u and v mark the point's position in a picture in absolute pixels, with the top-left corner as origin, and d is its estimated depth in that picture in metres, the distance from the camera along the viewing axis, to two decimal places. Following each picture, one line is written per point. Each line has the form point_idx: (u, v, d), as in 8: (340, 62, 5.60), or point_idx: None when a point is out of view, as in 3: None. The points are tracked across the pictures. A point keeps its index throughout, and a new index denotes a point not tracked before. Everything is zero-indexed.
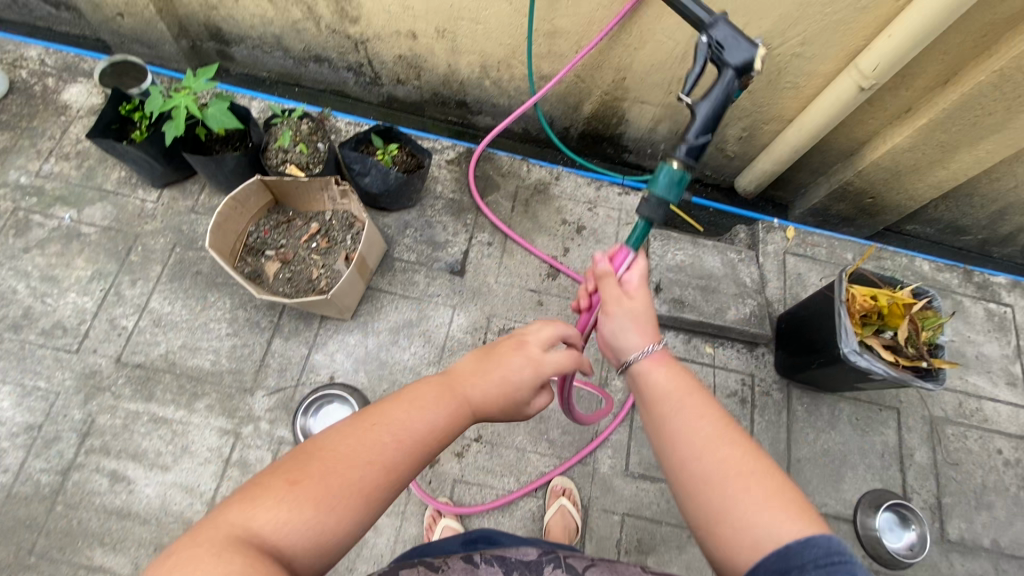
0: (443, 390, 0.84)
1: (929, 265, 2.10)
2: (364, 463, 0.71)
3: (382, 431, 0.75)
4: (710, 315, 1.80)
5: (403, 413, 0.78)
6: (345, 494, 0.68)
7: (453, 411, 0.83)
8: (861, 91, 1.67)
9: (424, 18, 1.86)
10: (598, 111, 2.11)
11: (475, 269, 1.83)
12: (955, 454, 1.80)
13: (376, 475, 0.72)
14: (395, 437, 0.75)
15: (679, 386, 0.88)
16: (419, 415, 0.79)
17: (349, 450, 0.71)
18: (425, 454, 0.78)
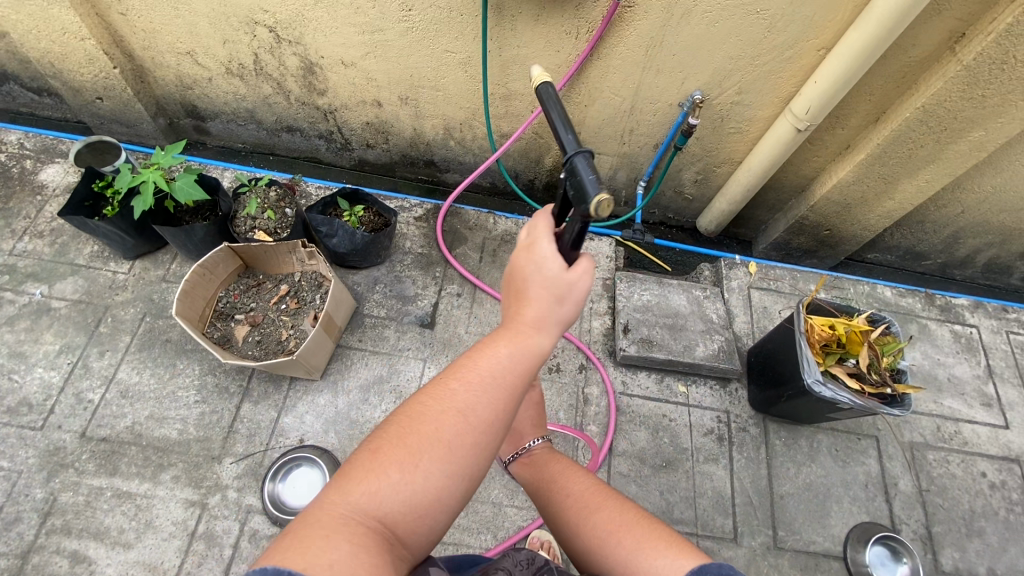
0: (517, 326, 0.81)
1: (892, 291, 2.15)
2: (445, 421, 0.73)
3: (458, 390, 0.75)
4: (679, 353, 1.82)
5: (474, 368, 0.77)
6: (429, 456, 0.71)
7: (528, 348, 0.79)
8: (799, 132, 1.77)
9: (387, 88, 1.98)
10: (559, 163, 2.21)
11: (445, 321, 1.85)
12: (939, 480, 1.78)
13: (458, 431, 0.73)
14: (470, 394, 0.75)
15: (571, 491, 1.14)
16: (491, 365, 0.77)
17: (428, 415, 0.73)
18: (510, 394, 0.77)
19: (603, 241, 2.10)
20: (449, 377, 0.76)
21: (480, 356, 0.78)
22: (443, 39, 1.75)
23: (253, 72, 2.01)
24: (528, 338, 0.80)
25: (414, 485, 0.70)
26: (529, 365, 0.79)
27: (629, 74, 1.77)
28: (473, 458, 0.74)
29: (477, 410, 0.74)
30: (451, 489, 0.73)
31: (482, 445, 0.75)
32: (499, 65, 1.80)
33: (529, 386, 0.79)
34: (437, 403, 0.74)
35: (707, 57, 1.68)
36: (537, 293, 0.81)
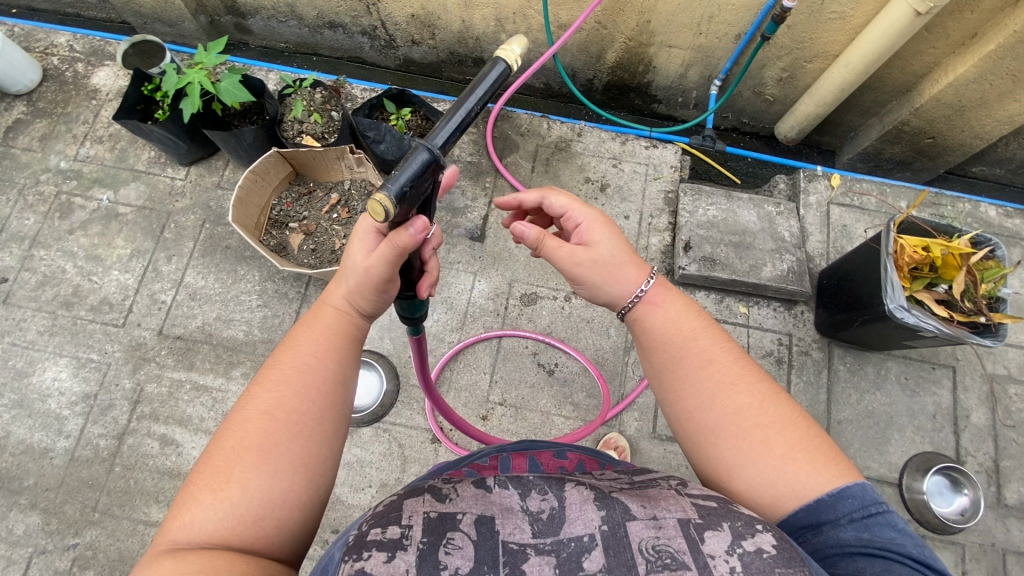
0: (313, 320, 0.87)
1: (997, 210, 1.90)
2: (249, 427, 0.74)
3: (260, 395, 0.77)
4: (743, 272, 1.70)
5: (274, 369, 0.80)
6: (247, 462, 0.71)
7: (328, 331, 0.85)
8: (917, 16, 1.49)
9: None
10: (623, 59, 1.99)
11: (496, 233, 1.81)
12: (1017, 414, 1.67)
13: (266, 428, 0.74)
14: (272, 392, 0.78)
15: (684, 327, 0.89)
16: (292, 357, 0.82)
17: (233, 425, 0.74)
18: (319, 377, 0.80)
19: (668, 149, 1.92)
20: (250, 386, 0.79)
21: (280, 357, 0.83)
22: None
23: None
24: (329, 323, 0.87)
25: (234, 494, 0.69)
26: (337, 347, 0.85)
27: None
28: (296, 445, 0.74)
29: (284, 401, 0.77)
30: (288, 484, 0.71)
31: (303, 431, 0.75)
32: None
33: (336, 362, 0.83)
34: (240, 414, 0.75)
35: None
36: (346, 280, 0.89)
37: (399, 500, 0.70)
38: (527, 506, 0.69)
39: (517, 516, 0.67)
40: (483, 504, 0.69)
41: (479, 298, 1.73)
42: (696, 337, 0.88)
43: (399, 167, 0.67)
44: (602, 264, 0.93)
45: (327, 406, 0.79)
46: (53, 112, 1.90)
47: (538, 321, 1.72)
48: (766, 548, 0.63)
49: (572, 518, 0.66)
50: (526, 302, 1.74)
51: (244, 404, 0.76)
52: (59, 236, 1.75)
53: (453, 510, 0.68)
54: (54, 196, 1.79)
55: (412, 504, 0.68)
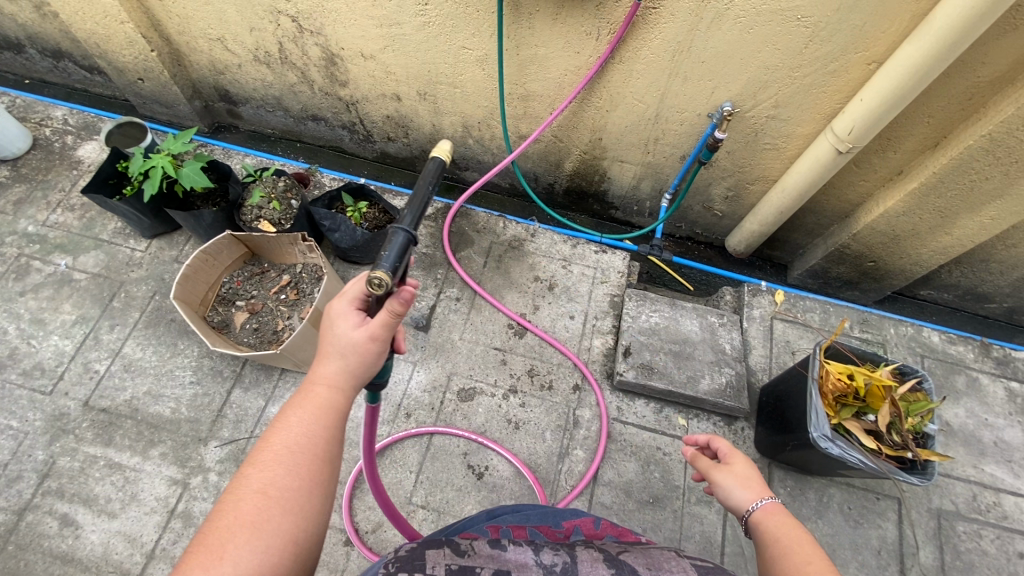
0: (304, 396, 0.85)
1: (939, 336, 1.92)
2: (242, 505, 0.71)
3: (254, 473, 0.75)
4: (680, 383, 1.69)
5: (265, 445, 0.78)
6: (240, 539, 0.68)
7: (319, 407, 0.84)
8: (839, 155, 1.59)
9: (405, 82, 1.97)
10: (580, 168, 2.13)
11: (440, 324, 1.83)
12: (967, 557, 1.58)
13: (261, 505, 0.72)
14: (268, 470, 0.76)
15: (795, 535, 0.85)
16: (284, 436, 0.80)
17: (227, 503, 0.72)
18: (312, 453, 0.79)
19: (617, 255, 2.00)
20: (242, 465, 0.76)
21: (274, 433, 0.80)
22: (460, 35, 1.72)
23: (279, 60, 2.05)
24: (322, 399, 0.85)
25: (227, 573, 0.65)
26: (332, 428, 0.84)
27: (654, 80, 1.67)
28: (290, 522, 0.72)
29: (279, 477, 0.75)
30: (280, 562, 0.70)
31: (299, 509, 0.74)
32: (517, 63, 1.75)
33: (331, 439, 0.83)
34: (233, 492, 0.73)
35: (740, 65, 1.54)
36: (334, 355, 0.86)
37: (420, 549, 0.76)
38: (542, 560, 0.79)
39: (533, 569, 0.77)
40: (499, 561, 0.76)
41: (415, 390, 1.71)
42: (800, 538, 0.85)
43: (387, 247, 0.80)
44: (738, 481, 1.00)
45: (322, 485, 0.78)
46: (34, 178, 2.00)
47: (472, 419, 1.68)
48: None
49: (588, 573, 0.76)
50: (463, 398, 1.71)
51: (237, 482, 0.74)
52: (9, 297, 1.77)
53: (474, 564, 0.75)
54: (14, 258, 1.84)
55: (434, 556, 0.75)
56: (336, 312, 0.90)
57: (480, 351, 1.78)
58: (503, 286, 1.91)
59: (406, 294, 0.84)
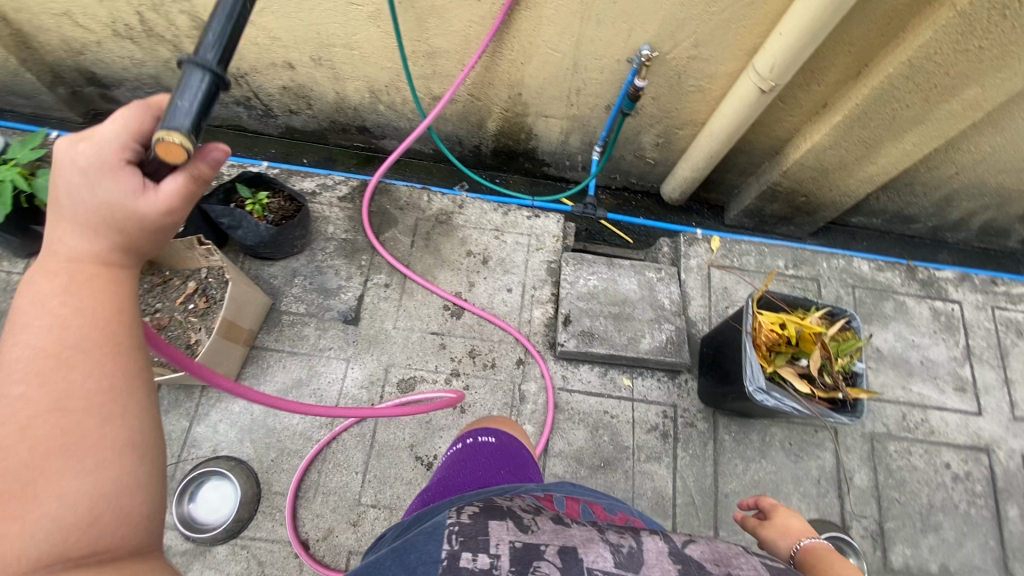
0: (78, 286, 0.70)
1: (869, 264, 1.95)
2: (32, 434, 0.60)
3: (33, 392, 0.62)
4: (621, 346, 1.66)
5: (35, 357, 0.64)
6: (54, 467, 0.59)
7: (102, 292, 0.71)
8: (763, 94, 1.52)
9: (295, 48, 1.74)
10: (504, 127, 1.99)
11: (371, 314, 1.71)
12: (898, 473, 1.69)
13: (62, 424, 0.61)
14: (53, 382, 0.63)
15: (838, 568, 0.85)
16: (58, 339, 0.66)
17: (2, 441, 0.58)
18: (107, 350, 0.68)
19: (550, 219, 1.91)
20: (5, 389, 0.62)
21: (22, 337, 0.65)
22: None
23: (143, 33, 1.77)
24: (98, 283, 0.71)
25: (52, 504, 0.57)
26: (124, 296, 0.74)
27: (566, 26, 1.52)
28: (111, 425, 0.65)
29: (76, 385, 0.64)
30: (122, 470, 0.63)
31: (110, 410, 0.65)
32: (415, 17, 1.56)
33: (127, 326, 0.72)
34: (5, 427, 0.59)
35: (653, 3, 1.42)
36: (110, 232, 0.72)
37: (483, 522, 0.70)
38: (607, 540, 0.71)
39: (599, 547, 0.69)
40: (563, 536, 0.70)
41: (351, 388, 1.61)
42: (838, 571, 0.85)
43: (183, 93, 0.68)
44: (786, 530, 1.10)
45: (124, 371, 0.69)
46: None
47: (416, 410, 1.61)
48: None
49: (650, 563, 0.67)
50: (403, 389, 1.63)
51: (7, 413, 0.60)
52: None
53: (537, 542, 0.68)
54: None
55: (496, 530, 0.68)
56: (78, 165, 0.70)
57: (417, 338, 1.69)
58: (434, 265, 1.80)
59: (216, 156, 0.72)
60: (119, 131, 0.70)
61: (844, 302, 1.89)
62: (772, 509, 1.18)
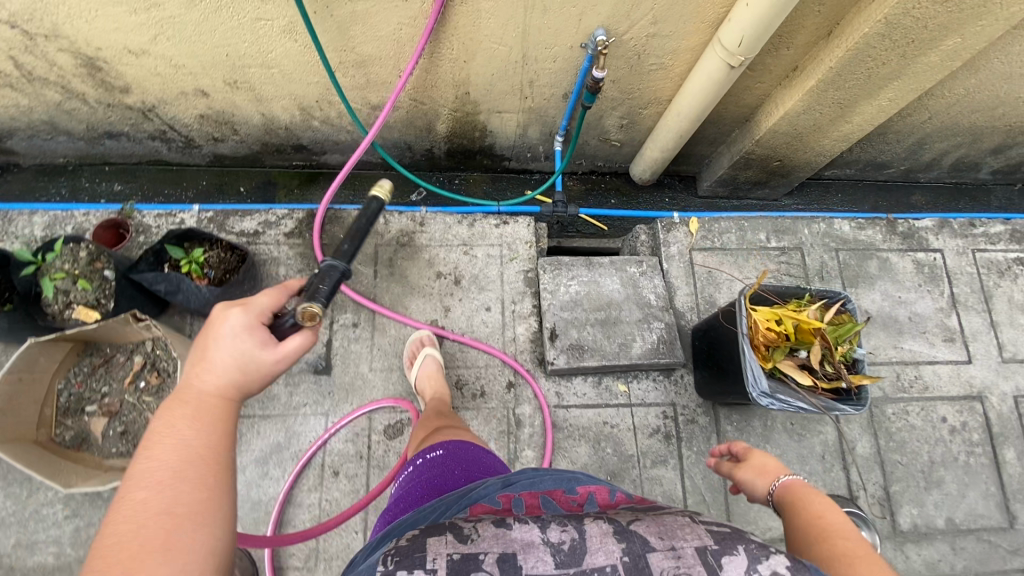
0: (196, 408, 0.76)
1: (850, 224, 1.89)
2: (142, 534, 0.60)
3: (148, 496, 0.64)
4: (613, 355, 1.58)
5: (152, 464, 0.67)
6: (151, 568, 0.58)
7: (214, 417, 0.76)
8: (731, 70, 1.39)
9: (204, 74, 1.52)
10: (455, 128, 1.82)
11: (343, 359, 1.59)
12: (898, 435, 1.70)
13: (166, 527, 0.62)
14: (166, 489, 0.65)
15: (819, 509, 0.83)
16: (175, 450, 0.69)
17: (116, 540, 0.59)
18: (217, 463, 0.71)
19: (520, 223, 1.78)
20: (124, 492, 0.64)
21: (150, 452, 0.68)
22: (245, 5, 1.29)
23: (20, 78, 1.51)
24: (213, 407, 0.77)
25: None
26: (229, 433, 0.76)
27: (509, 18, 1.35)
28: (205, 534, 0.64)
29: (184, 493, 0.65)
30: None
31: (207, 517, 0.65)
32: (335, 26, 1.35)
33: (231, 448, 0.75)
34: (120, 527, 0.60)
35: None
36: (231, 371, 0.80)
37: (421, 539, 0.67)
38: (548, 538, 0.67)
39: (539, 549, 0.64)
40: (505, 541, 0.66)
41: (336, 443, 1.51)
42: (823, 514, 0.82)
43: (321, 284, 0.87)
44: (759, 470, 1.04)
45: (226, 482, 0.70)
46: None
47: None
48: (779, 569, 0.59)
49: (593, 550, 0.64)
50: (392, 435, 1.53)
51: (124, 514, 0.62)
52: None
53: (476, 551, 0.64)
54: None
55: (434, 545, 0.65)
56: (230, 325, 0.83)
57: (397, 377, 1.58)
58: (403, 293, 1.67)
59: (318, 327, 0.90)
60: (268, 302, 0.89)
61: (830, 267, 1.84)
62: (746, 452, 1.12)
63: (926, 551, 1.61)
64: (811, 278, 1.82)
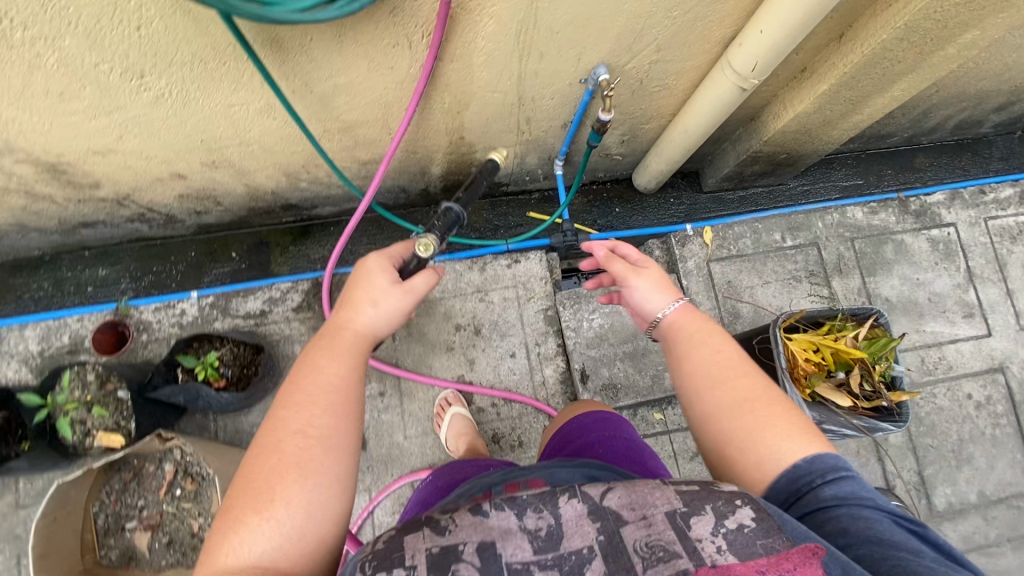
0: (332, 344, 0.91)
1: (863, 210, 1.86)
2: (289, 446, 0.78)
3: (293, 416, 0.81)
4: (648, 389, 1.57)
5: (297, 391, 0.84)
6: (289, 477, 0.76)
7: (346, 351, 0.91)
8: (743, 91, 1.31)
9: (179, 160, 1.40)
10: (451, 167, 1.72)
11: (377, 431, 1.56)
12: (928, 419, 1.74)
13: (301, 446, 0.78)
14: (304, 413, 0.82)
15: (703, 331, 0.91)
16: (315, 381, 0.85)
17: (268, 449, 0.78)
18: (344, 398, 0.86)
19: (532, 259, 1.72)
20: (277, 408, 0.82)
21: (297, 381, 0.86)
22: (216, 95, 1.17)
23: None
24: (347, 344, 0.92)
25: (278, 513, 0.73)
26: (359, 366, 0.91)
27: (504, 67, 1.24)
28: (331, 457, 0.79)
29: (316, 419, 0.81)
30: (333, 491, 0.78)
31: (333, 445, 0.81)
32: (317, 101, 1.24)
33: (358, 384, 0.89)
34: (272, 438, 0.79)
35: (604, 23, 1.15)
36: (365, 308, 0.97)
37: (399, 536, 0.63)
38: (525, 524, 0.64)
39: (517, 537, 0.63)
40: (483, 529, 0.63)
41: (384, 517, 1.51)
42: (717, 351, 0.88)
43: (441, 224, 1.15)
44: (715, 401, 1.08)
45: (351, 413, 0.85)
46: None
47: None
48: (746, 522, 0.61)
49: (571, 533, 0.63)
50: None
51: (275, 427, 0.79)
52: None
53: (455, 544, 0.62)
54: None
55: (413, 542, 0.62)
56: (371, 269, 1.00)
57: (434, 441, 1.56)
58: (425, 353, 1.62)
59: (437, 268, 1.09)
60: (398, 249, 1.06)
61: (847, 259, 1.82)
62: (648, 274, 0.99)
63: (962, 526, 1.67)
64: (829, 272, 1.80)
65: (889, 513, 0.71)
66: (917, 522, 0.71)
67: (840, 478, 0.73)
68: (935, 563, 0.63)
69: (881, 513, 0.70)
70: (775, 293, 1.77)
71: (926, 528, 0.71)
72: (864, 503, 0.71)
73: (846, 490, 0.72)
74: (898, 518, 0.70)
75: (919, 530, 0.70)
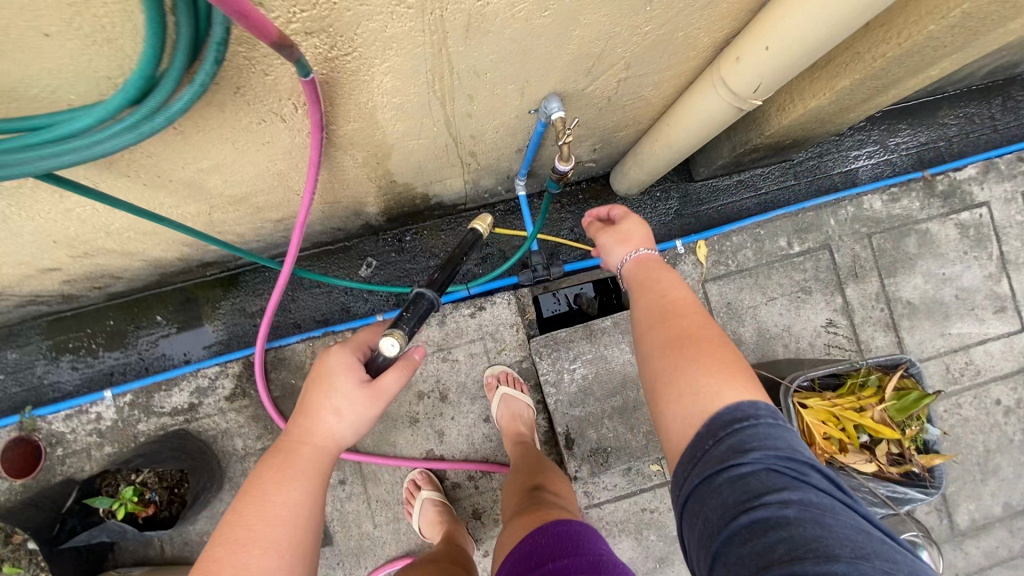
0: (288, 460, 0.76)
1: (881, 198, 1.59)
2: None
3: (230, 556, 0.67)
4: (642, 449, 1.38)
5: (239, 522, 0.70)
6: None
7: (302, 471, 0.76)
8: (739, 111, 1.01)
9: (39, 259, 1.12)
10: (390, 205, 1.43)
11: (343, 521, 1.40)
12: (951, 432, 1.57)
13: None
14: (246, 553, 0.67)
15: (666, 280, 0.88)
16: (262, 511, 0.71)
17: None
18: (297, 532, 0.72)
19: (499, 303, 1.47)
20: (212, 548, 0.67)
21: (239, 510, 0.71)
22: (41, 204, 0.87)
23: None
24: (305, 462, 0.77)
25: None
26: (317, 489, 0.76)
27: (423, 116, 0.93)
28: None
29: (258, 564, 0.67)
30: None
31: None
32: (182, 187, 0.94)
33: (315, 513, 0.75)
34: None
35: (548, 54, 0.83)
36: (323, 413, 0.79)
37: None
38: None
39: None
40: None
41: None
42: (672, 296, 0.86)
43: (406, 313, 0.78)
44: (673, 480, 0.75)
45: (302, 554, 0.71)
46: None
47: None
48: None
49: None
50: None
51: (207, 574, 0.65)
52: None
53: None
54: None
55: None
56: (334, 364, 0.81)
57: (408, 525, 1.40)
58: (386, 429, 1.42)
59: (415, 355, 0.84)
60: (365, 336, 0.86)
61: (863, 260, 1.57)
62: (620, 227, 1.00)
63: (985, 541, 1.56)
64: (843, 278, 1.56)
65: (779, 464, 0.63)
66: (806, 462, 0.65)
67: (739, 435, 0.65)
68: (805, 516, 0.58)
69: (774, 467, 0.63)
70: (781, 310, 1.53)
71: (816, 468, 0.65)
72: (758, 463, 0.63)
73: (737, 452, 0.64)
74: (790, 466, 0.63)
75: (813, 474, 0.64)
